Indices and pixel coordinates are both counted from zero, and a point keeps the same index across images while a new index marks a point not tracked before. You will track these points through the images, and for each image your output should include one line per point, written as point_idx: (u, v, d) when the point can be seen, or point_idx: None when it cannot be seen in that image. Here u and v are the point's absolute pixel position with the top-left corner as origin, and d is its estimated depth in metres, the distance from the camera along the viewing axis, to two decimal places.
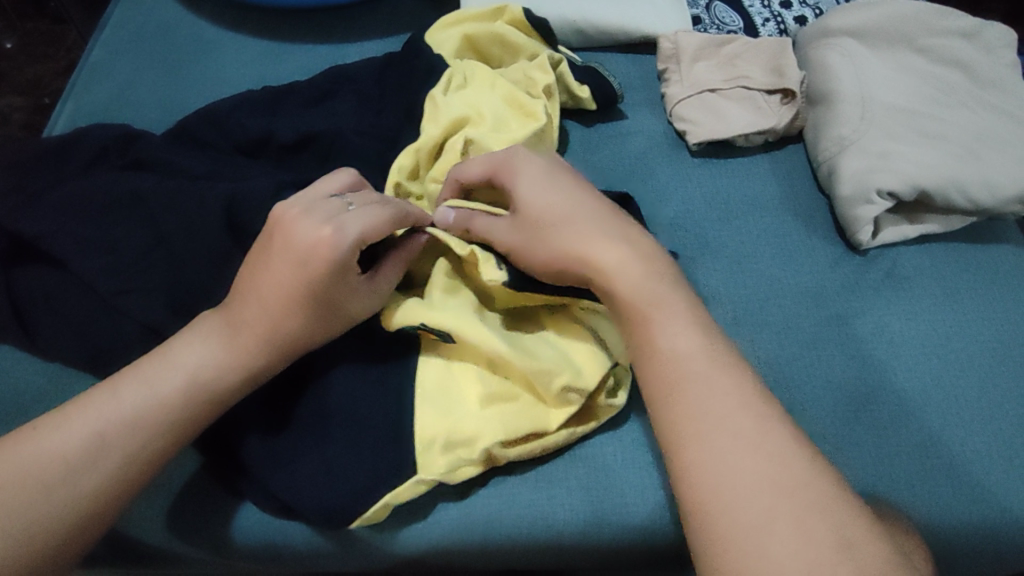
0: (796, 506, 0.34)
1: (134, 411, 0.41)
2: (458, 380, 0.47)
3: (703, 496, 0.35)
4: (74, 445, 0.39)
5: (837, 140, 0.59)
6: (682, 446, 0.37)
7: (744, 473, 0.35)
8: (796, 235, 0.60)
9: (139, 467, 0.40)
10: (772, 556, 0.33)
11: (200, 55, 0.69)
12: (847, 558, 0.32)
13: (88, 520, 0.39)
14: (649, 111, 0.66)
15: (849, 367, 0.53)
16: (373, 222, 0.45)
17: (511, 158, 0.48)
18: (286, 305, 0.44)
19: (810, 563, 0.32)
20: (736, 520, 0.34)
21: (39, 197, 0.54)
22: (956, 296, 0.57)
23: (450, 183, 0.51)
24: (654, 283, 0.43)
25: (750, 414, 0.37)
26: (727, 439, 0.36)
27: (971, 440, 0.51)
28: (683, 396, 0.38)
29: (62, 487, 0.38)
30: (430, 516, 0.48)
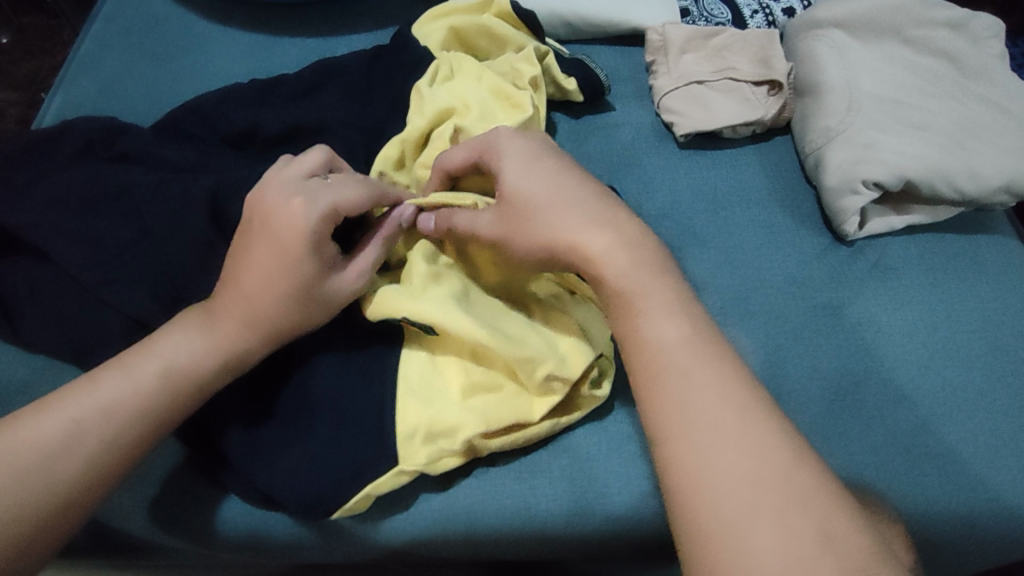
0: (778, 501, 0.33)
1: (114, 401, 0.41)
2: (441, 371, 0.47)
3: (681, 485, 0.35)
4: (53, 435, 0.39)
5: (824, 131, 0.59)
6: (668, 442, 0.37)
7: (727, 471, 0.35)
8: (783, 226, 0.59)
9: (119, 458, 0.40)
10: (752, 554, 0.32)
11: (188, 48, 0.69)
12: (826, 545, 0.32)
13: (67, 511, 0.39)
14: (637, 104, 0.66)
15: (835, 358, 0.53)
16: (347, 197, 0.46)
17: (498, 141, 0.49)
18: (267, 295, 0.44)
19: (786, 550, 0.32)
20: (716, 516, 0.34)
21: (24, 190, 0.54)
22: (943, 287, 0.57)
23: (437, 173, 0.52)
24: (635, 271, 0.43)
25: (730, 402, 0.37)
26: (706, 427, 0.36)
27: (957, 430, 0.51)
28: (663, 385, 0.38)
29: (40, 477, 0.38)
30: (412, 507, 0.48)
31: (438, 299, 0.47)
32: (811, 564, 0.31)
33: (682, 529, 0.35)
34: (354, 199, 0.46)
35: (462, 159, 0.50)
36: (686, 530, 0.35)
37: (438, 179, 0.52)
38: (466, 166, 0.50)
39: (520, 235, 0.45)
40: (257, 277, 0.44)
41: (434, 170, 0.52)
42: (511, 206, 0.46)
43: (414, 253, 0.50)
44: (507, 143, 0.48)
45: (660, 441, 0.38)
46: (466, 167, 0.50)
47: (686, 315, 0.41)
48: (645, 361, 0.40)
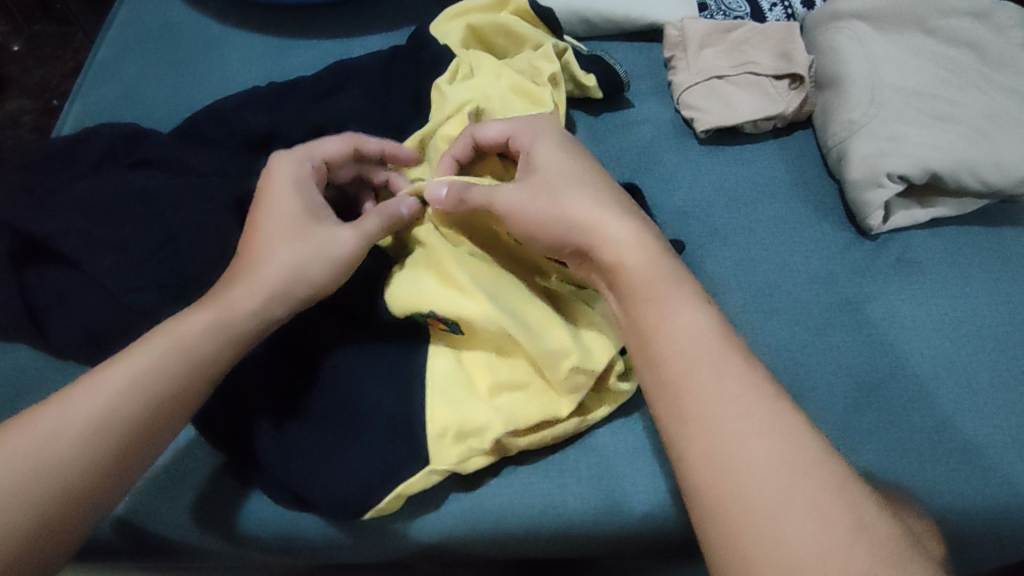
0: (810, 498, 0.33)
1: (119, 395, 0.39)
2: (468, 372, 0.48)
3: (712, 486, 0.35)
4: (56, 438, 0.37)
5: (846, 125, 0.59)
6: (693, 437, 0.37)
7: (757, 460, 0.34)
8: (805, 220, 0.59)
9: (126, 454, 0.38)
10: (795, 546, 0.32)
11: (206, 52, 0.69)
12: (866, 541, 0.32)
13: (76, 513, 0.37)
14: (656, 100, 0.66)
15: (860, 353, 0.53)
16: (332, 149, 0.51)
17: (535, 123, 0.52)
18: (276, 280, 0.44)
19: (826, 550, 0.31)
20: (750, 507, 0.33)
21: (48, 197, 0.55)
22: (968, 280, 0.56)
23: (466, 141, 0.52)
24: (658, 269, 0.43)
25: (762, 400, 0.37)
26: (738, 427, 0.36)
27: (985, 423, 0.51)
28: (689, 386, 0.38)
29: (43, 481, 0.36)
30: (440, 507, 0.48)
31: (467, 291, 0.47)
32: (846, 551, 0.31)
33: (710, 524, 0.35)
34: (335, 147, 0.51)
35: (496, 133, 0.52)
36: (717, 525, 0.34)
37: (464, 147, 0.52)
38: (497, 141, 0.52)
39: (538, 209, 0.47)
40: (269, 272, 0.44)
41: (462, 136, 0.52)
42: (543, 179, 0.48)
43: (428, 236, 0.50)
44: (542, 127, 0.51)
45: (677, 442, 0.37)
46: (495, 143, 0.52)
47: (716, 312, 0.41)
48: (669, 357, 0.39)
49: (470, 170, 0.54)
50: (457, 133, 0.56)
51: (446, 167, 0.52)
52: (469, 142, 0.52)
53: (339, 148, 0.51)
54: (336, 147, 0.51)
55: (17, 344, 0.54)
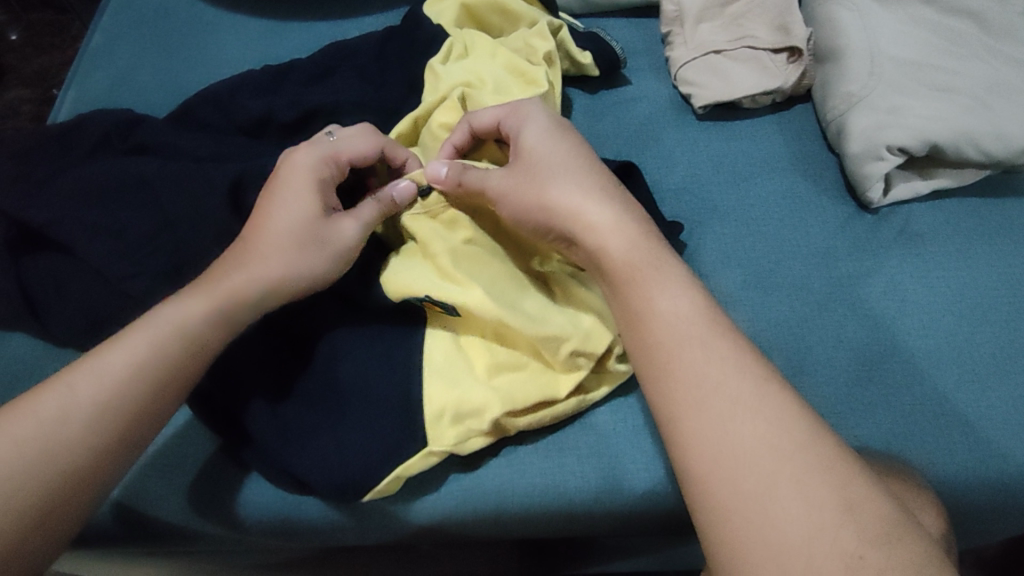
0: (797, 471, 0.33)
1: (119, 379, 0.39)
2: (468, 353, 0.48)
3: (701, 464, 0.35)
4: (60, 422, 0.37)
5: (846, 98, 0.58)
6: (684, 418, 0.36)
7: (745, 441, 0.34)
8: (805, 195, 0.59)
9: (128, 435, 0.39)
10: (778, 525, 0.32)
11: (199, 37, 0.69)
12: (852, 512, 0.32)
13: (81, 492, 0.37)
14: (653, 76, 0.65)
15: (861, 328, 0.53)
16: (356, 148, 0.50)
17: (524, 104, 0.51)
18: (273, 269, 0.44)
19: (812, 526, 0.31)
20: (737, 490, 0.33)
21: (44, 185, 0.55)
22: (969, 253, 0.56)
23: (463, 128, 0.52)
24: (645, 248, 0.43)
25: (748, 378, 0.36)
26: (726, 405, 0.35)
27: (987, 397, 0.50)
28: (680, 364, 0.38)
29: (49, 462, 0.36)
30: (440, 488, 0.48)
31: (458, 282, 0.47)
32: (833, 533, 0.31)
33: (702, 507, 0.35)
34: (360, 148, 0.50)
35: (490, 120, 0.51)
36: (708, 505, 0.34)
37: (461, 135, 0.52)
38: (492, 127, 0.51)
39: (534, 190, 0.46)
40: (266, 262, 0.44)
41: (459, 124, 0.52)
42: (535, 158, 0.48)
43: (423, 227, 0.49)
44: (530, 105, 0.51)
45: (667, 421, 0.37)
46: (490, 129, 0.51)
47: None
48: (659, 336, 0.39)
49: (468, 157, 0.54)
50: (451, 118, 0.56)
51: (445, 155, 0.52)
52: (466, 130, 0.52)
53: (368, 147, 0.50)
54: (361, 145, 0.50)
55: (17, 332, 0.54)
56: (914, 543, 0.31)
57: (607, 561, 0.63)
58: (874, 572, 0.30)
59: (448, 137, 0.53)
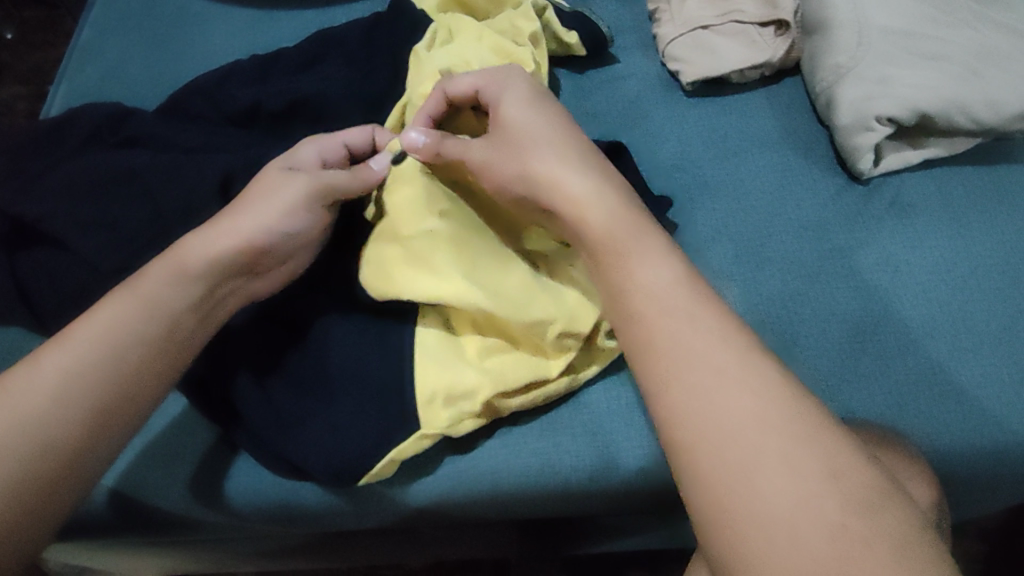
0: (784, 442, 0.33)
1: (93, 357, 0.39)
2: (460, 339, 0.48)
3: (687, 436, 0.34)
4: (32, 398, 0.37)
5: (834, 69, 0.58)
6: (666, 391, 0.36)
7: (731, 415, 0.34)
8: (796, 168, 0.59)
9: (112, 414, 0.39)
10: (765, 497, 0.32)
11: (187, 28, 0.69)
12: (836, 480, 0.32)
13: (67, 474, 0.37)
14: (642, 54, 0.65)
15: (853, 299, 0.53)
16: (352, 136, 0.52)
17: (502, 77, 0.50)
18: (254, 232, 0.45)
19: (798, 498, 0.31)
20: (722, 462, 0.33)
21: (34, 179, 0.55)
22: (961, 222, 0.56)
23: (438, 95, 0.51)
24: (624, 216, 0.42)
25: (730, 348, 0.36)
26: (710, 376, 0.35)
27: (979, 365, 0.50)
28: (661, 336, 0.37)
29: (24, 440, 0.36)
30: (436, 470, 0.48)
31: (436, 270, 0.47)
32: (816, 502, 0.31)
33: (687, 478, 0.34)
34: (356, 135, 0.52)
35: (466, 88, 0.50)
36: (694, 477, 0.34)
37: (436, 103, 0.52)
38: (468, 95, 0.51)
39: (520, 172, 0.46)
40: (234, 218, 0.45)
41: (433, 91, 0.51)
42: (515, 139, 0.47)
43: (401, 202, 0.49)
44: (510, 77, 0.50)
45: (652, 392, 0.36)
46: (467, 97, 0.51)
47: None
48: (635, 308, 0.39)
49: (444, 124, 0.54)
50: None
51: (419, 123, 0.52)
52: (441, 97, 0.51)
53: (362, 135, 0.52)
54: (358, 136, 0.52)
55: (16, 327, 0.55)
56: (893, 509, 0.31)
57: (609, 539, 0.63)
58: (856, 541, 0.30)
59: (422, 105, 0.52)
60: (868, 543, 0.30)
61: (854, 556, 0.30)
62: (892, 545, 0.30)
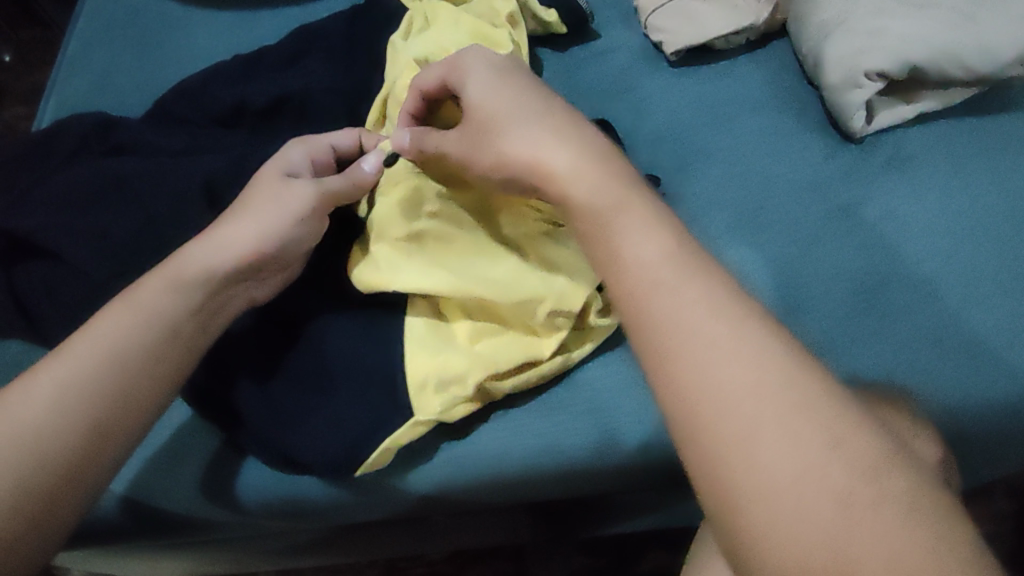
0: (781, 409, 0.28)
1: (91, 369, 0.38)
2: (451, 326, 0.48)
3: (675, 412, 0.30)
4: (30, 413, 0.36)
5: (820, 27, 0.56)
6: (663, 351, 0.31)
7: (733, 375, 0.29)
8: (789, 131, 0.57)
9: (113, 427, 0.38)
10: (766, 472, 0.28)
11: (170, 35, 0.69)
12: (839, 447, 0.27)
13: (65, 489, 0.36)
14: (625, 27, 0.64)
15: (854, 259, 0.51)
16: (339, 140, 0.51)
17: (461, 58, 0.47)
18: (242, 237, 0.44)
19: (801, 469, 0.27)
20: (715, 437, 0.29)
21: (27, 193, 0.55)
22: (963, 172, 0.54)
23: (415, 93, 0.50)
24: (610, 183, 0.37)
25: (721, 318, 0.31)
26: (701, 342, 0.30)
27: (990, 316, 0.49)
28: (647, 307, 0.32)
29: (24, 456, 0.35)
30: (436, 456, 0.48)
31: (423, 266, 0.47)
32: (822, 470, 0.27)
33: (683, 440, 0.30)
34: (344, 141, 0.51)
35: (433, 82, 0.48)
36: (692, 441, 0.30)
37: (413, 102, 0.50)
38: (438, 88, 0.48)
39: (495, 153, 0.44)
40: (229, 231, 0.44)
41: (410, 90, 0.50)
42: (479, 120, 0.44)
43: (386, 206, 0.49)
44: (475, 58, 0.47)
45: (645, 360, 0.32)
46: (439, 89, 0.48)
47: None
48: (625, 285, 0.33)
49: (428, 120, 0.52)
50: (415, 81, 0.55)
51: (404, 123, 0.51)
52: (417, 95, 0.49)
53: (347, 138, 0.51)
54: (342, 138, 0.51)
55: (18, 340, 0.55)
56: (909, 473, 0.27)
57: (622, 517, 0.63)
58: (864, 508, 0.26)
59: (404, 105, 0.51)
60: (880, 504, 0.26)
61: (866, 523, 0.26)
62: (905, 511, 0.26)
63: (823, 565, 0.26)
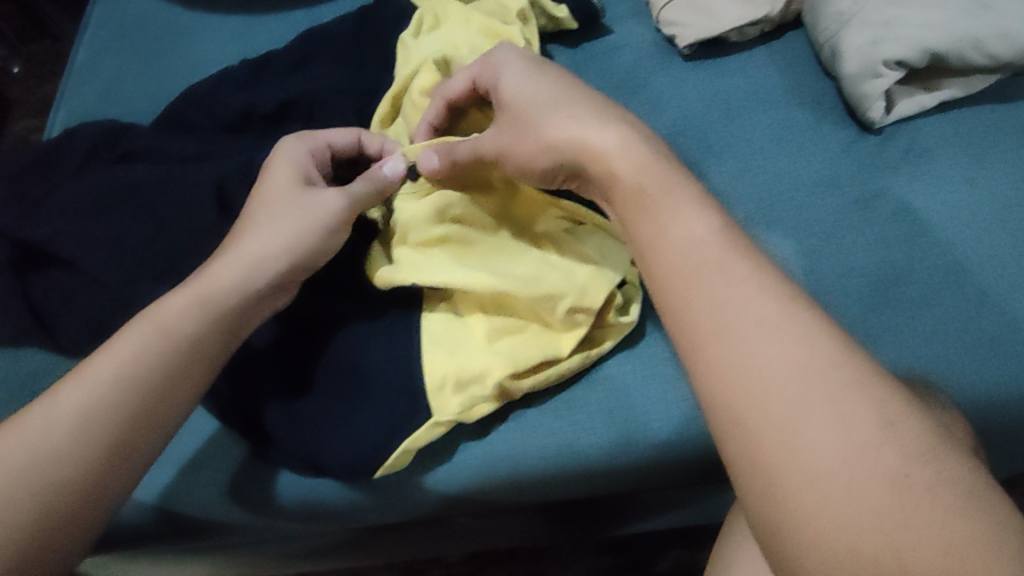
0: (831, 390, 0.30)
1: (107, 384, 0.37)
2: (468, 327, 0.47)
3: (717, 396, 0.32)
4: (47, 429, 0.36)
5: (836, 16, 0.55)
6: (704, 344, 0.33)
7: (775, 363, 0.31)
8: (805, 123, 0.56)
9: (131, 443, 0.37)
10: (816, 451, 0.29)
11: (178, 41, 0.69)
12: (893, 427, 0.29)
13: (83, 506, 0.35)
14: (635, 22, 0.63)
15: (875, 251, 0.51)
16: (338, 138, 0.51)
17: (493, 55, 0.48)
18: (269, 251, 0.43)
19: (848, 449, 0.28)
20: (766, 415, 0.30)
21: (39, 202, 0.55)
22: (984, 160, 0.53)
23: (439, 102, 0.51)
24: (654, 167, 0.40)
25: (773, 297, 0.33)
26: (748, 325, 0.32)
27: (1016, 305, 0.48)
28: (693, 298, 0.34)
29: (41, 476, 0.34)
30: (455, 457, 0.47)
31: (443, 263, 0.47)
32: (872, 452, 0.28)
33: (726, 434, 0.31)
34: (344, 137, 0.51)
35: (463, 85, 0.50)
36: (736, 428, 0.31)
37: (439, 108, 0.51)
38: (467, 91, 0.50)
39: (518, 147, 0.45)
40: (253, 245, 0.43)
41: (435, 98, 0.51)
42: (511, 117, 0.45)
43: (410, 212, 0.49)
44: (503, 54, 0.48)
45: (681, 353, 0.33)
46: (467, 93, 0.50)
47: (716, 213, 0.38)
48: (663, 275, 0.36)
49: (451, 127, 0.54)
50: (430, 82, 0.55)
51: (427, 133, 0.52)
52: (443, 102, 0.51)
53: (347, 137, 0.51)
54: (341, 136, 0.51)
55: (32, 350, 0.55)
56: (950, 459, 0.28)
57: (642, 516, 0.62)
58: (920, 489, 0.27)
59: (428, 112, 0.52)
60: (935, 491, 0.27)
61: (916, 506, 0.27)
62: (958, 493, 0.27)
63: (872, 548, 0.26)
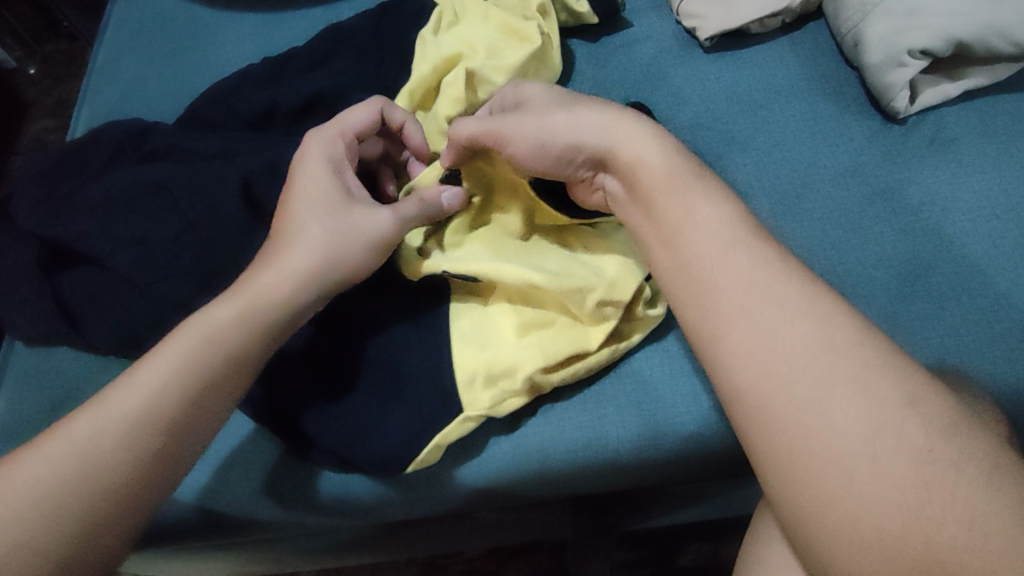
0: (853, 366, 0.32)
1: (155, 392, 0.37)
2: (495, 321, 0.48)
3: (750, 385, 0.33)
4: (96, 436, 0.36)
5: (859, 7, 0.55)
6: (737, 329, 0.34)
7: (800, 348, 0.32)
8: (829, 113, 0.56)
9: (174, 448, 0.37)
10: (844, 435, 0.30)
11: (198, 39, 0.69)
12: (916, 405, 0.31)
13: (128, 512, 0.36)
14: (656, 15, 0.63)
15: (899, 242, 0.50)
16: (360, 117, 0.50)
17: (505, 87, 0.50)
18: (309, 267, 0.43)
19: (874, 424, 0.30)
20: (793, 400, 0.32)
21: (65, 201, 0.55)
22: (1008, 151, 0.53)
23: None
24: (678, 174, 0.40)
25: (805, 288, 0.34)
26: (774, 305, 0.34)
27: None
28: (728, 295, 0.35)
29: (89, 481, 0.35)
30: (484, 452, 0.48)
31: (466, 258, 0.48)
32: (901, 428, 0.30)
33: (762, 427, 0.32)
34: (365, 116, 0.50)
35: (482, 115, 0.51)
36: (766, 410, 0.32)
37: None
38: None
39: (535, 133, 0.43)
40: (298, 257, 0.43)
41: None
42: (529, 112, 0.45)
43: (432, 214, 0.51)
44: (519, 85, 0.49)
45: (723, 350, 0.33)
46: None
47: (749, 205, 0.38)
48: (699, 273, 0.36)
49: None
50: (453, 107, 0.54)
51: None
52: None
53: (369, 115, 0.50)
54: (363, 116, 0.50)
55: (61, 348, 0.55)
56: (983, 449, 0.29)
57: (669, 508, 0.62)
58: (944, 464, 0.29)
59: None
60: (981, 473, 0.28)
61: (942, 482, 0.29)
62: (982, 467, 0.29)
63: (897, 526, 0.29)
